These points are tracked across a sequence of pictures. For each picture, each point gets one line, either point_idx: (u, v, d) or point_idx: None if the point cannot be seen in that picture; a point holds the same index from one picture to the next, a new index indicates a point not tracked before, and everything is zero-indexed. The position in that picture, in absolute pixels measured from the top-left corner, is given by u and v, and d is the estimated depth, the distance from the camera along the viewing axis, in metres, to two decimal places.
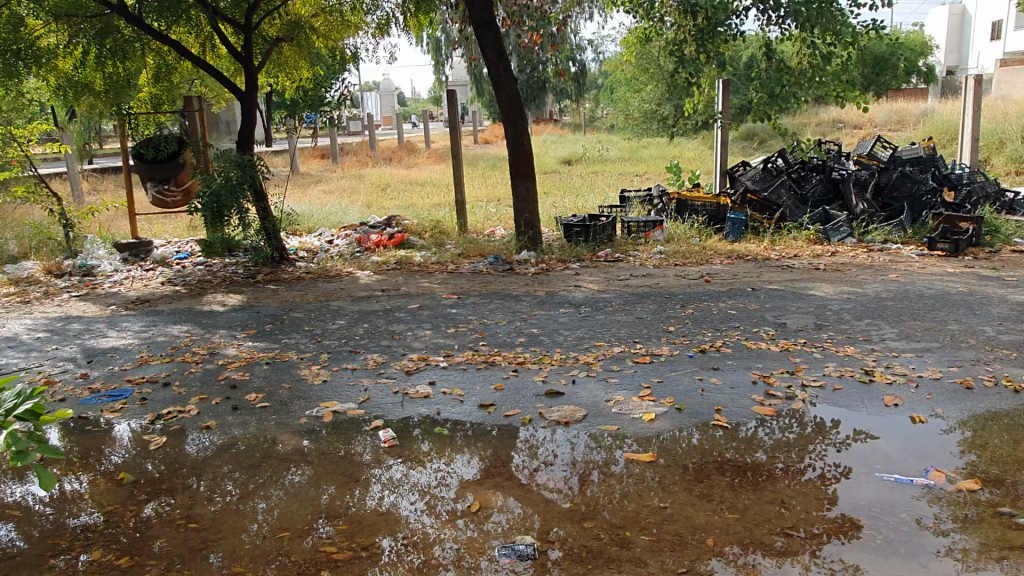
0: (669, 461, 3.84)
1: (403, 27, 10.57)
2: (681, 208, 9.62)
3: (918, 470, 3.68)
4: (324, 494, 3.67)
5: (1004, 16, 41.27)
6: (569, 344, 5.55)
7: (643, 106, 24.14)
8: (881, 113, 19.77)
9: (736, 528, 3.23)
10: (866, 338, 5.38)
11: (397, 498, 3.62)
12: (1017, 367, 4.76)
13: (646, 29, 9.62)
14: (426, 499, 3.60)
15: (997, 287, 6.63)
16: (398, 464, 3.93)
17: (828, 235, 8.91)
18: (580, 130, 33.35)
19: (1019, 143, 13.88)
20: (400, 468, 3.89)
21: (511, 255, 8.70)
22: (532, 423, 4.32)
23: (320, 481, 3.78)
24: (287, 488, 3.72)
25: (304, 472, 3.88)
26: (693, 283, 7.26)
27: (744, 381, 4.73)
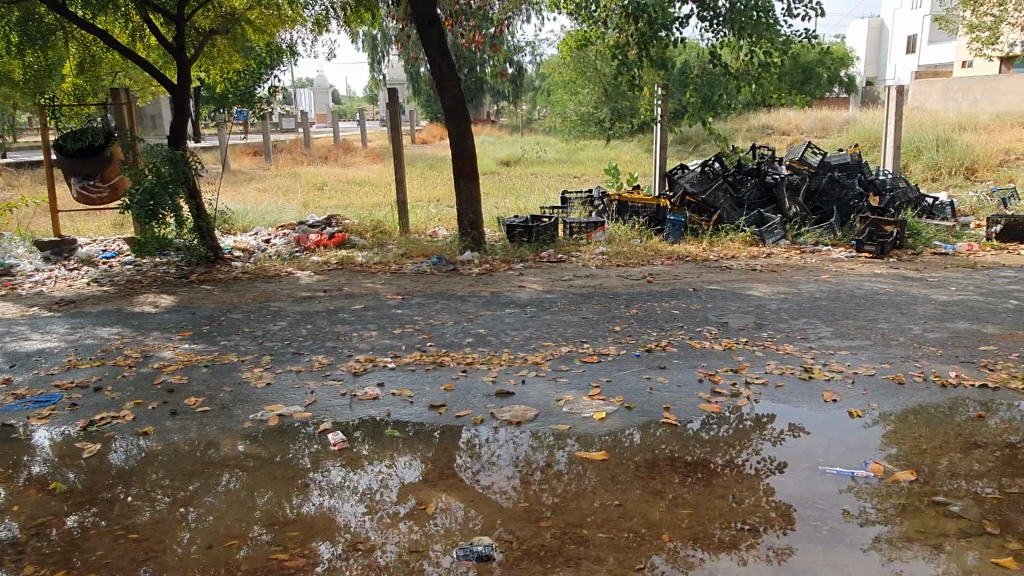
0: (621, 458, 3.88)
1: (343, 23, 10.36)
2: (622, 209, 9.77)
3: (857, 462, 3.82)
4: (264, 499, 3.56)
5: (918, 31, 43.51)
6: (517, 344, 5.55)
7: (581, 109, 24.43)
8: (807, 120, 20.54)
9: (686, 523, 3.29)
10: (804, 337, 5.57)
11: (342, 503, 3.54)
12: (943, 363, 5.01)
13: (587, 32, 9.68)
14: (368, 502, 3.53)
15: (921, 287, 6.97)
16: (339, 468, 3.85)
17: (763, 236, 9.20)
18: (518, 131, 33.53)
19: (934, 151, 14.64)
20: (341, 473, 3.80)
21: (454, 256, 8.65)
22: (484, 424, 4.29)
23: (260, 486, 3.67)
24: (231, 495, 3.60)
25: (245, 478, 3.75)
26: (636, 283, 7.38)
27: (691, 380, 4.82)
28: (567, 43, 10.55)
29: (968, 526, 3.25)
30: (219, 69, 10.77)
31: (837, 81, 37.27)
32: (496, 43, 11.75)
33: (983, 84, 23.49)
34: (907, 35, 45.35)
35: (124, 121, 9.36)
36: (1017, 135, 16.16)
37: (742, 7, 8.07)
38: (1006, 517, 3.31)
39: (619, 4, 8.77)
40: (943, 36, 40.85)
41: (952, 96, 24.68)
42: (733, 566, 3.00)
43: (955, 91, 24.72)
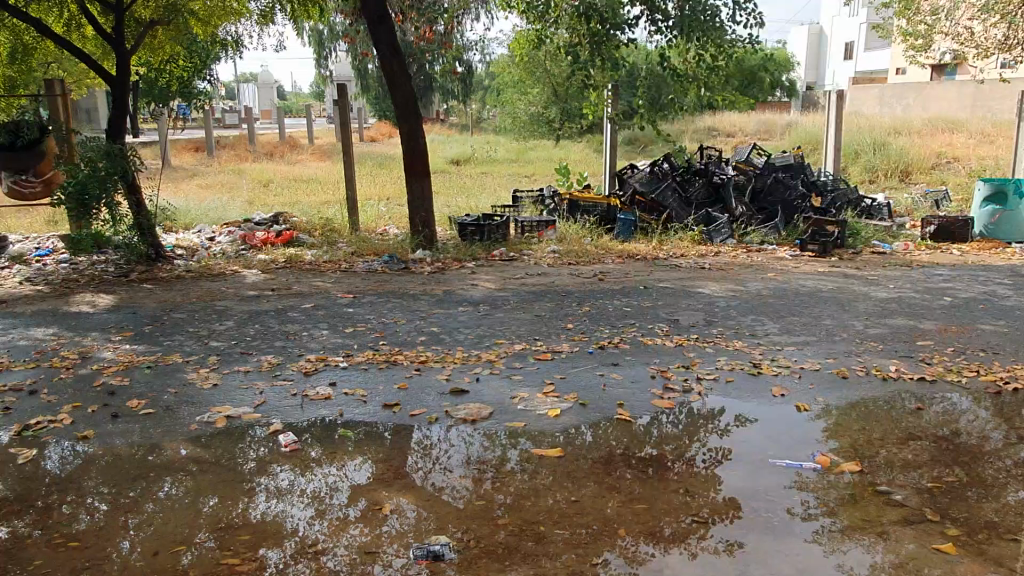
0: (575, 454, 3.90)
1: (290, 16, 10.16)
2: (573, 208, 9.81)
3: (804, 455, 3.92)
4: (211, 504, 3.46)
5: (855, 38, 45.03)
6: (470, 342, 5.52)
7: (530, 108, 24.49)
8: (751, 123, 21.02)
9: (640, 518, 3.32)
10: (752, 333, 5.68)
11: (291, 505, 3.46)
12: (883, 358, 5.18)
13: (538, 32, 9.70)
14: (320, 505, 3.46)
15: (861, 285, 7.19)
16: (288, 471, 3.76)
17: (710, 235, 9.38)
18: (468, 130, 33.42)
19: (872, 154, 15.15)
20: (290, 475, 3.72)
21: (405, 254, 8.57)
22: (439, 422, 4.25)
23: (206, 491, 3.56)
24: (175, 501, 3.48)
25: (190, 482, 3.63)
26: (587, 281, 7.42)
27: (644, 376, 4.87)
28: (518, 42, 10.56)
29: (909, 514, 3.36)
30: (160, 61, 10.44)
31: (779, 85, 38.29)
32: (447, 41, 11.68)
33: (916, 90, 24.43)
34: (844, 42, 46.82)
35: (60, 113, 8.99)
36: (948, 140, 16.86)
37: (690, 11, 8.21)
38: (944, 505, 3.43)
39: (570, 4, 8.81)
40: (878, 43, 42.35)
41: (887, 101, 25.61)
42: (686, 559, 3.04)
43: (890, 96, 25.65)
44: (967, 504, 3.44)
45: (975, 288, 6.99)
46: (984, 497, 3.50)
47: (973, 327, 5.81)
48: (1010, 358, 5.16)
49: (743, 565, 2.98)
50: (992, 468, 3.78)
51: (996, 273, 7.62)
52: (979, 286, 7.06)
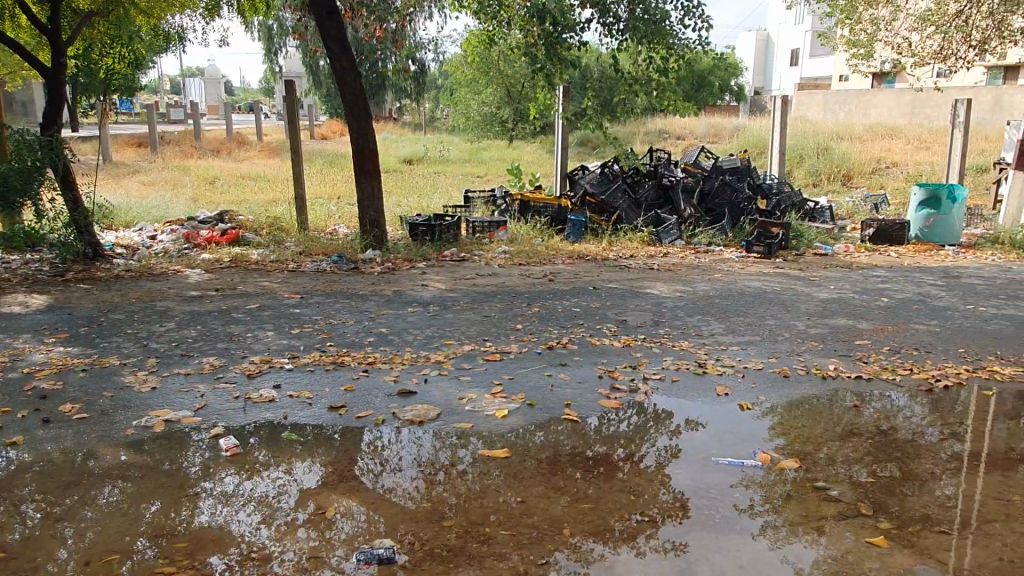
0: (524, 455, 3.90)
1: (236, 10, 9.99)
2: (524, 208, 9.84)
3: (746, 453, 3.99)
4: (152, 511, 3.36)
5: (800, 45, 46.23)
6: (419, 342, 5.49)
7: (483, 108, 24.53)
8: (700, 126, 21.41)
9: (586, 517, 3.33)
10: (698, 333, 5.78)
11: (234, 511, 3.38)
12: (823, 357, 5.32)
13: (490, 33, 9.69)
14: (266, 510, 3.39)
15: (805, 286, 7.39)
16: (233, 475, 3.67)
17: (660, 237, 9.46)
18: (421, 129, 33.24)
19: (815, 159, 15.57)
20: (235, 480, 3.63)
21: (355, 254, 8.47)
22: (386, 425, 4.20)
23: (146, 497, 3.46)
24: (111, 508, 3.37)
25: (128, 489, 3.52)
26: (537, 282, 7.45)
27: (591, 376, 4.91)
28: (469, 41, 10.53)
29: (844, 509, 3.45)
30: (101, 52, 10.12)
31: (727, 89, 39.18)
32: (397, 39, 11.59)
33: (858, 96, 25.22)
34: (790, 49, 48.05)
35: None
36: (887, 145, 17.44)
37: (641, 14, 8.30)
38: (878, 500, 3.54)
39: (522, 4, 8.83)
40: (823, 50, 43.62)
41: (830, 107, 26.39)
42: (631, 557, 3.07)
43: (834, 102, 26.49)
44: (900, 499, 3.55)
45: (909, 289, 7.24)
46: (916, 491, 3.63)
47: (907, 326, 6.02)
48: (941, 356, 5.36)
49: (687, 563, 3.02)
50: (923, 463, 3.92)
51: (930, 275, 7.91)
52: (914, 287, 7.32)
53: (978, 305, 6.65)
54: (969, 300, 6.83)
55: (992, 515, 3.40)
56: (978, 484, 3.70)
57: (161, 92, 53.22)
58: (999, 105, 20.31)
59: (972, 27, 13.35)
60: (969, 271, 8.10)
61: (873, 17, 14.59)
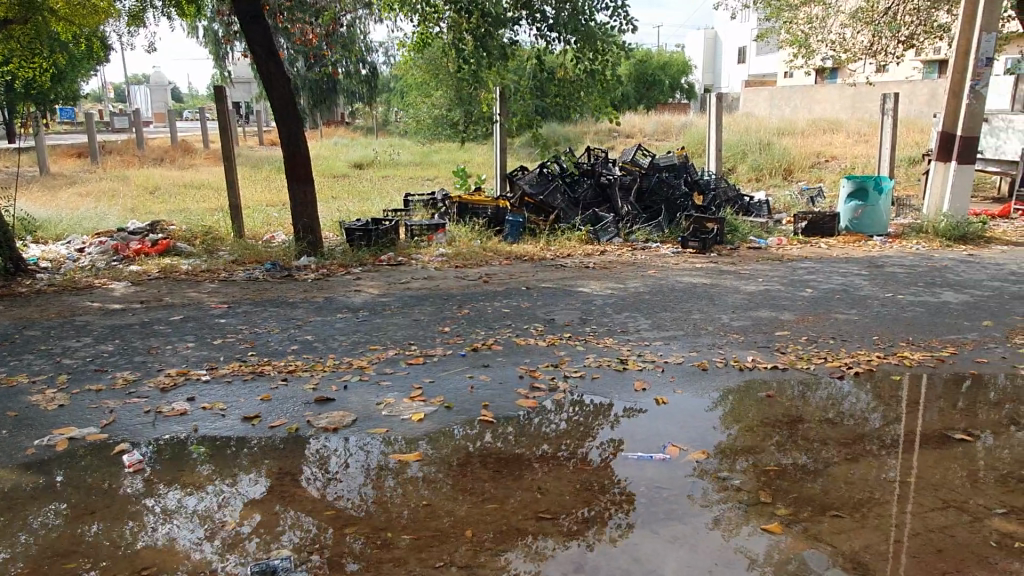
0: (433, 457, 3.91)
1: (162, 11, 9.75)
2: (463, 211, 9.84)
3: (657, 446, 4.07)
4: (86, 532, 3.25)
5: (747, 43, 47.05)
6: (343, 349, 5.46)
7: (434, 111, 24.49)
8: (648, 125, 21.67)
9: (491, 517, 3.35)
10: (623, 330, 5.85)
11: (174, 527, 3.30)
12: (743, 349, 5.43)
13: (424, 34, 9.65)
14: (207, 525, 3.32)
15: (734, 279, 7.53)
16: (172, 492, 3.59)
17: (597, 235, 9.59)
18: (372, 133, 32.98)
19: (757, 155, 15.85)
20: (175, 496, 3.55)
21: (289, 262, 8.36)
22: (299, 433, 4.16)
23: (69, 518, 3.35)
24: (44, 530, 3.27)
25: (64, 511, 3.41)
26: (471, 283, 7.46)
27: (512, 376, 4.94)
28: (403, 44, 10.42)
29: (748, 498, 3.53)
30: (24, 63, 9.82)
31: (678, 87, 39.70)
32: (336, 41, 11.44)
33: (801, 92, 25.79)
34: (738, 46, 48.85)
35: None
36: (827, 140, 17.84)
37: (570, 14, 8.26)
38: (782, 486, 3.63)
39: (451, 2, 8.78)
40: (767, 48, 44.54)
41: (776, 102, 26.94)
42: (569, 556, 3.10)
43: (779, 98, 27.05)
44: (798, 485, 3.64)
45: (834, 279, 7.43)
46: (819, 477, 3.72)
47: (827, 316, 6.18)
48: (855, 344, 5.50)
49: (615, 559, 3.05)
50: (829, 449, 4.02)
51: (856, 264, 8.15)
52: (839, 278, 7.52)
53: (896, 292, 6.87)
54: (890, 288, 7.04)
55: (891, 498, 3.51)
56: (887, 468, 3.80)
57: (109, 100, 52.03)
58: (934, 98, 20.95)
59: (899, 21, 13.94)
60: (892, 260, 8.35)
61: (808, 16, 14.69)
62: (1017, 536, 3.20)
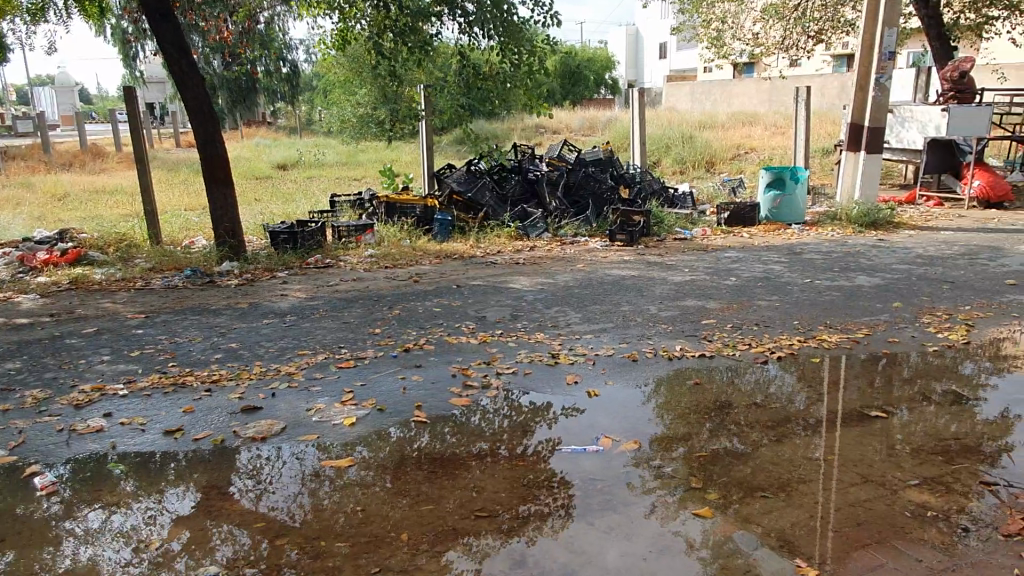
0: (368, 462, 3.84)
1: (65, 9, 9.26)
2: (391, 211, 9.70)
3: (590, 439, 4.10)
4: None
5: (668, 39, 48.07)
6: (270, 355, 5.31)
7: (358, 110, 24.11)
8: (574, 121, 21.90)
9: (427, 519, 3.31)
10: (554, 324, 5.89)
11: (98, 549, 3.14)
12: (671, 338, 5.55)
13: (344, 31, 9.42)
14: (134, 544, 3.17)
15: (660, 270, 7.70)
16: (94, 512, 3.42)
17: (526, 231, 9.65)
18: (296, 133, 32.22)
19: (680, 148, 16.23)
20: (97, 516, 3.38)
21: (210, 268, 8.08)
22: (224, 444, 4.02)
23: None
24: None
25: None
26: (401, 283, 7.38)
27: (444, 376, 4.90)
28: (323, 43, 10.19)
29: (681, 484, 3.60)
30: None
31: (602, 84, 40.25)
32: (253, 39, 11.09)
33: (720, 87, 26.53)
34: (658, 43, 49.89)
35: None
36: (745, 132, 18.43)
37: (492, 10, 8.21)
38: (712, 471, 3.72)
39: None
40: (687, 45, 45.59)
41: (697, 97, 27.63)
42: (509, 552, 3.09)
43: (699, 93, 27.80)
44: (726, 469, 3.74)
45: (756, 267, 7.67)
46: (746, 459, 3.83)
47: (750, 303, 6.38)
48: (777, 329, 5.69)
49: (555, 553, 3.07)
50: (756, 431, 4.15)
51: (776, 252, 8.44)
52: (760, 265, 7.78)
53: (814, 278, 7.14)
54: (807, 275, 7.31)
55: (815, 475, 3.64)
56: (810, 447, 3.95)
57: (8, 101, 49.11)
58: (844, 92, 21.91)
59: (809, 18, 14.48)
60: (809, 247, 8.68)
61: (723, 12, 15.17)
62: (930, 505, 3.36)
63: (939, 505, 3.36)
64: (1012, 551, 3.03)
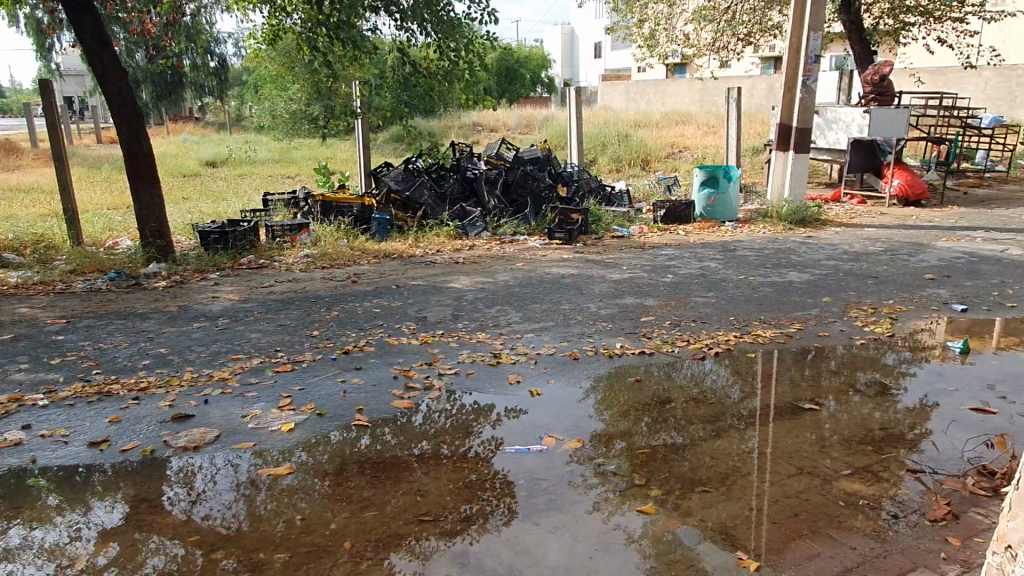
0: (307, 467, 3.74)
1: None
2: (327, 210, 9.49)
3: (534, 438, 4.09)
4: None
5: (602, 39, 48.66)
6: (203, 360, 5.12)
7: (291, 106, 23.55)
8: (511, 119, 21.93)
9: (370, 525, 3.24)
10: (496, 324, 5.87)
11: (18, 567, 2.96)
12: (611, 336, 5.60)
13: (274, 26, 9.17)
14: (57, 560, 3.01)
15: (599, 268, 7.76)
16: (13, 528, 3.22)
17: (465, 230, 9.61)
18: (225, 129, 31.27)
19: (616, 146, 16.44)
20: (17, 532, 3.19)
21: (136, 270, 7.76)
22: (155, 455, 3.85)
23: None
24: None
25: None
26: (339, 284, 7.24)
27: (386, 378, 4.81)
28: (255, 37, 9.90)
29: (624, 481, 3.63)
30: None
31: (538, 82, 40.45)
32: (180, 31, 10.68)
33: (654, 86, 27.02)
34: (593, 43, 50.47)
35: None
36: (679, 131, 18.81)
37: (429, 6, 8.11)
38: (654, 467, 3.76)
39: None
40: (621, 45, 46.23)
41: (631, 96, 28.06)
42: (455, 554, 3.05)
43: (634, 91, 28.24)
44: (668, 464, 3.79)
45: (692, 264, 7.82)
46: (687, 455, 3.88)
47: (687, 300, 6.50)
48: (714, 326, 5.81)
49: (501, 553, 3.04)
50: (696, 426, 4.22)
51: (710, 249, 8.63)
52: (695, 262, 7.93)
53: (748, 274, 7.33)
54: (741, 271, 7.49)
55: (753, 468, 3.72)
56: (748, 440, 4.04)
57: None
58: (771, 92, 22.62)
59: (738, 21, 14.91)
60: (742, 244, 8.91)
61: (656, 13, 15.39)
62: (861, 494, 3.48)
63: (870, 494, 3.48)
64: (938, 535, 3.16)
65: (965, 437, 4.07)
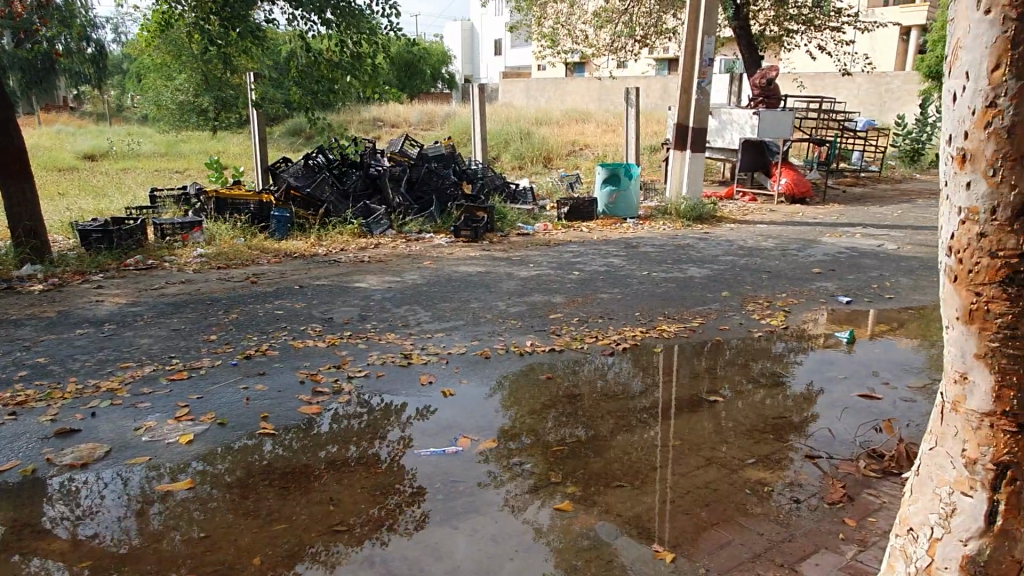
0: (211, 480, 3.53)
1: None
2: (222, 207, 9.06)
3: (448, 440, 4.03)
4: None
5: (502, 36, 48.93)
6: (88, 369, 4.76)
7: (178, 96, 22.34)
8: (413, 114, 21.67)
9: (280, 538, 3.10)
10: (405, 324, 5.77)
11: None
12: (521, 334, 5.61)
13: (164, 12, 8.65)
14: None
15: (506, 266, 7.77)
16: None
17: (370, 228, 9.41)
18: (104, 120, 29.31)
19: (519, 143, 16.54)
20: None
21: (7, 272, 7.13)
22: (36, 474, 3.54)
23: None
24: None
25: None
26: (237, 285, 6.91)
27: (292, 383, 4.63)
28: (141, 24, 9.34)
29: (541, 479, 3.63)
30: None
31: (439, 77, 40.22)
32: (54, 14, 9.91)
33: (554, 84, 27.40)
34: (493, 40, 50.68)
35: None
36: (580, 129, 19.15)
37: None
38: (570, 464, 3.79)
39: None
40: (521, 42, 46.64)
41: (532, 93, 28.35)
42: (373, 562, 2.96)
43: (534, 88, 28.53)
44: (583, 461, 3.82)
45: (597, 261, 7.96)
46: (600, 450, 3.93)
47: (594, 296, 6.61)
48: (620, 322, 5.93)
49: (419, 558, 2.98)
50: (608, 421, 4.28)
51: (614, 246, 8.82)
52: (600, 259, 8.08)
53: (651, 270, 7.53)
54: (645, 267, 7.68)
55: (664, 461, 3.81)
56: (658, 433, 4.14)
57: None
58: (666, 92, 23.41)
59: (636, 23, 15.25)
60: (643, 240, 9.15)
61: (556, 12, 15.68)
62: (766, 481, 3.63)
63: (774, 481, 3.63)
64: (837, 517, 3.33)
65: (855, 423, 4.32)
